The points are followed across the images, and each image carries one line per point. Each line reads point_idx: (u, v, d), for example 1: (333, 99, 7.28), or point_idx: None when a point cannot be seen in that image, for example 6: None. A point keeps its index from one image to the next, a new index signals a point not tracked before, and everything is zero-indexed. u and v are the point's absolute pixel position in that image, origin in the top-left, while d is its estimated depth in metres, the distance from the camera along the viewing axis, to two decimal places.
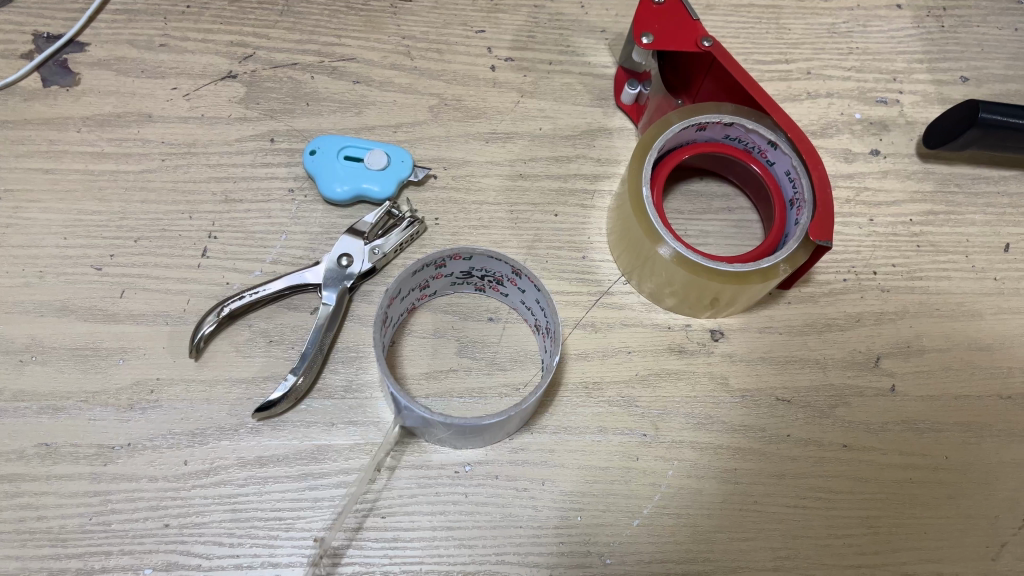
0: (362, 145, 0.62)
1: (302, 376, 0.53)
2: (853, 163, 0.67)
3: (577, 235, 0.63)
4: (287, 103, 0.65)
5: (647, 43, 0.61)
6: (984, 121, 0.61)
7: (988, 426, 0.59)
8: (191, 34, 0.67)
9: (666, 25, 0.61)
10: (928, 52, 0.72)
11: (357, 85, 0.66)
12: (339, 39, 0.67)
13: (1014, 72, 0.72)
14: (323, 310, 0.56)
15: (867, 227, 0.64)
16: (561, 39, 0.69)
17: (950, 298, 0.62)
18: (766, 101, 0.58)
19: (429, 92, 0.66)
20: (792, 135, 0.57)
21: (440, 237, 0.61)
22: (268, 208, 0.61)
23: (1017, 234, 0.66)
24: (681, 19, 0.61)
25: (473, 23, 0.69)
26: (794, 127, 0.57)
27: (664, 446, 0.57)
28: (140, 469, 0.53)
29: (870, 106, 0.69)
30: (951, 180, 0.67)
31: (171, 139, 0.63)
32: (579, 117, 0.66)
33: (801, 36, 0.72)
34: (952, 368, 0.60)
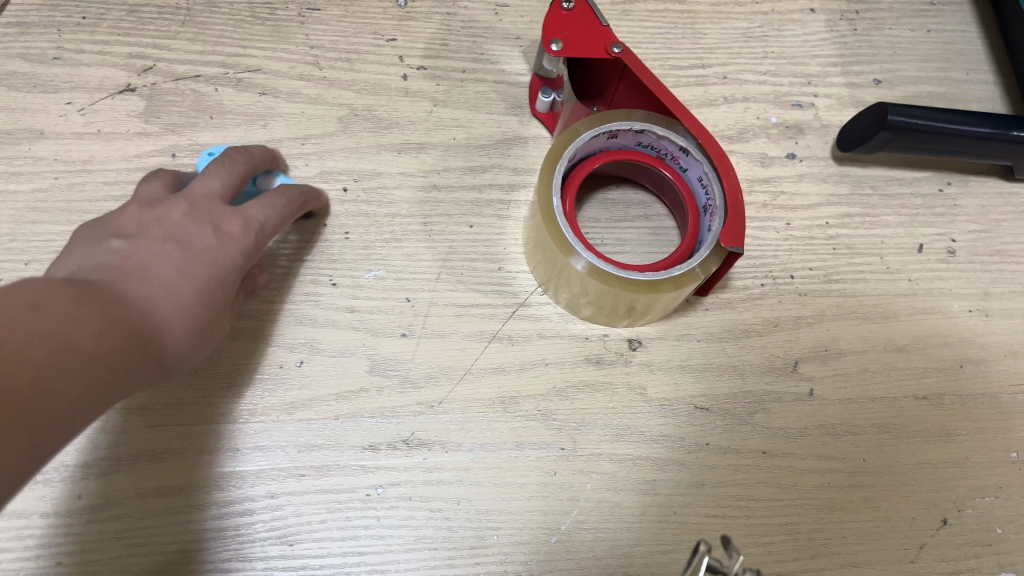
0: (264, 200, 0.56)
1: None
2: (770, 167, 0.67)
3: (492, 247, 0.61)
4: (189, 115, 0.62)
5: (556, 51, 0.59)
6: (893, 124, 0.61)
7: (904, 427, 0.59)
8: (86, 46, 0.64)
9: (575, 32, 0.60)
10: (841, 55, 0.72)
11: (263, 97, 0.64)
12: (245, 50, 0.65)
13: (924, 74, 0.72)
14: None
15: (784, 231, 0.64)
16: (474, 47, 0.68)
17: (865, 300, 0.63)
18: (677, 107, 0.57)
19: (338, 103, 0.64)
20: (702, 141, 0.57)
21: (351, 251, 0.59)
22: None
23: (932, 234, 0.66)
24: (589, 25, 0.60)
25: (385, 31, 0.67)
26: (704, 133, 0.57)
27: (582, 459, 0.56)
28: (31, 505, 0.51)
29: (786, 109, 0.69)
30: (866, 182, 0.67)
31: (65, 156, 0.60)
32: (494, 125, 0.65)
33: (717, 41, 0.71)
34: (869, 370, 0.60)
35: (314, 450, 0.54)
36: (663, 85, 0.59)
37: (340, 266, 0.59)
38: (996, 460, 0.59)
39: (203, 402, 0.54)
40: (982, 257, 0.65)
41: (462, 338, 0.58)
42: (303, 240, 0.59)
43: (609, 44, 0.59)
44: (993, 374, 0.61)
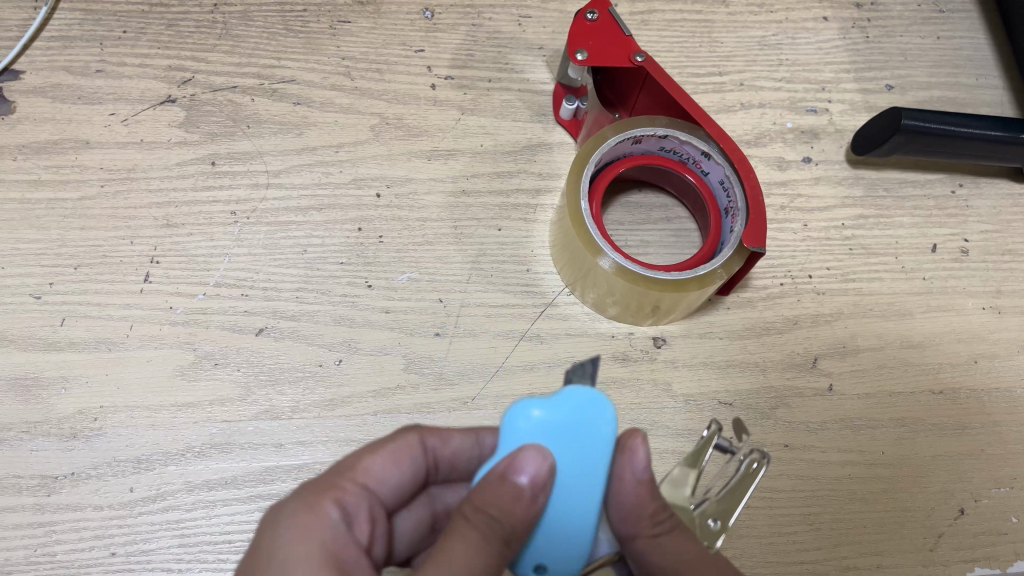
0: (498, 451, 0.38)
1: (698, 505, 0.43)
2: (787, 171, 0.69)
3: (520, 249, 0.63)
4: (228, 125, 0.65)
5: (581, 60, 0.62)
6: (908, 127, 0.63)
7: (922, 420, 0.61)
8: (127, 59, 0.66)
9: (599, 42, 0.62)
10: (854, 62, 0.75)
11: (298, 106, 0.66)
12: (279, 62, 0.67)
13: (935, 80, 0.75)
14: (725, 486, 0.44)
15: (801, 232, 0.66)
16: (500, 56, 0.70)
17: (882, 299, 0.65)
18: (699, 113, 0.60)
19: (370, 112, 0.67)
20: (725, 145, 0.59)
21: (385, 254, 0.62)
22: (210, 231, 0.61)
23: (945, 234, 0.68)
24: (612, 35, 0.62)
25: (413, 43, 0.70)
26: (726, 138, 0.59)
27: None
28: (85, 498, 0.53)
29: (801, 115, 0.71)
30: (880, 184, 0.69)
31: (110, 165, 0.62)
32: (519, 132, 0.68)
33: (734, 49, 0.74)
34: (887, 366, 0.63)
35: (354, 445, 0.56)
36: (684, 91, 0.61)
37: (375, 269, 0.61)
38: (1012, 452, 0.61)
39: (248, 399, 0.56)
40: (994, 257, 0.67)
41: (494, 337, 0.60)
42: (339, 243, 0.62)
43: (632, 53, 0.61)
44: (1007, 369, 0.63)
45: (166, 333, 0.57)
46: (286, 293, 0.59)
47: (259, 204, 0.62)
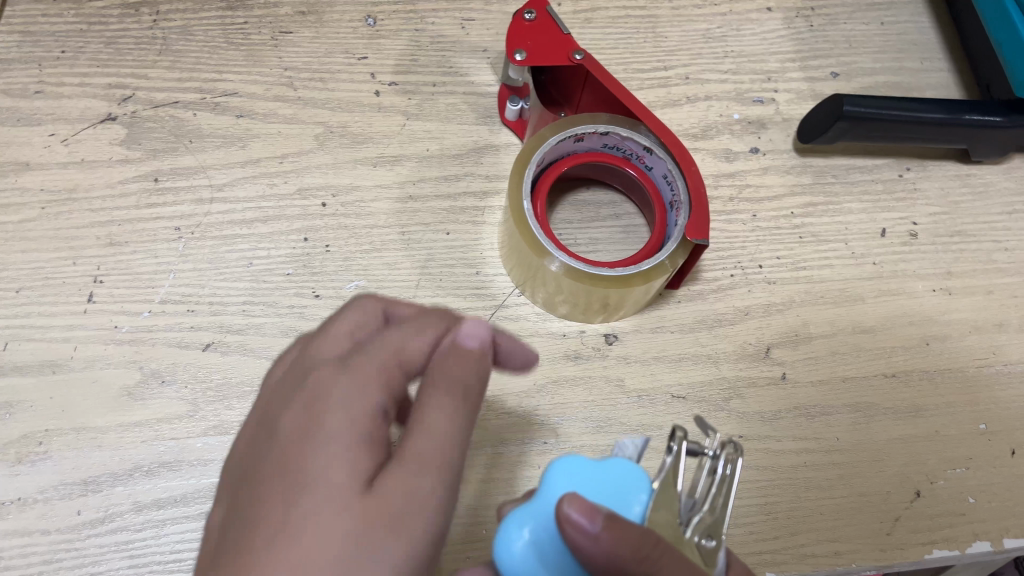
0: (521, 506, 0.38)
1: (690, 523, 0.40)
2: (735, 162, 0.69)
3: (469, 252, 0.63)
4: (170, 141, 0.64)
5: (519, 60, 0.61)
6: (850, 114, 0.64)
7: (876, 405, 0.61)
8: (66, 79, 0.65)
9: (538, 42, 0.62)
10: (799, 51, 0.75)
11: (240, 119, 0.66)
12: (221, 75, 0.67)
13: (880, 65, 0.75)
14: (716, 495, 0.41)
15: (751, 223, 0.66)
16: (443, 60, 0.70)
17: (833, 285, 0.65)
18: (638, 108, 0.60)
19: (314, 121, 0.66)
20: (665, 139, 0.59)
21: (332, 263, 0.61)
22: (154, 248, 0.60)
23: (894, 218, 0.68)
24: (550, 34, 0.62)
25: (356, 50, 0.69)
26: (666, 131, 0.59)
27: (565, 452, 0.58)
28: (32, 523, 0.52)
29: (747, 105, 0.72)
30: (828, 171, 0.69)
31: (51, 186, 0.62)
32: (465, 135, 0.67)
33: (679, 43, 0.74)
34: (840, 352, 0.63)
35: None
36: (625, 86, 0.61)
37: (322, 278, 0.61)
38: (966, 432, 0.61)
39: (196, 416, 0.56)
40: (943, 238, 0.67)
41: None
42: (285, 255, 0.61)
43: (571, 50, 0.61)
44: (959, 350, 0.64)
45: (111, 353, 0.57)
46: (232, 307, 0.59)
47: (204, 218, 0.62)
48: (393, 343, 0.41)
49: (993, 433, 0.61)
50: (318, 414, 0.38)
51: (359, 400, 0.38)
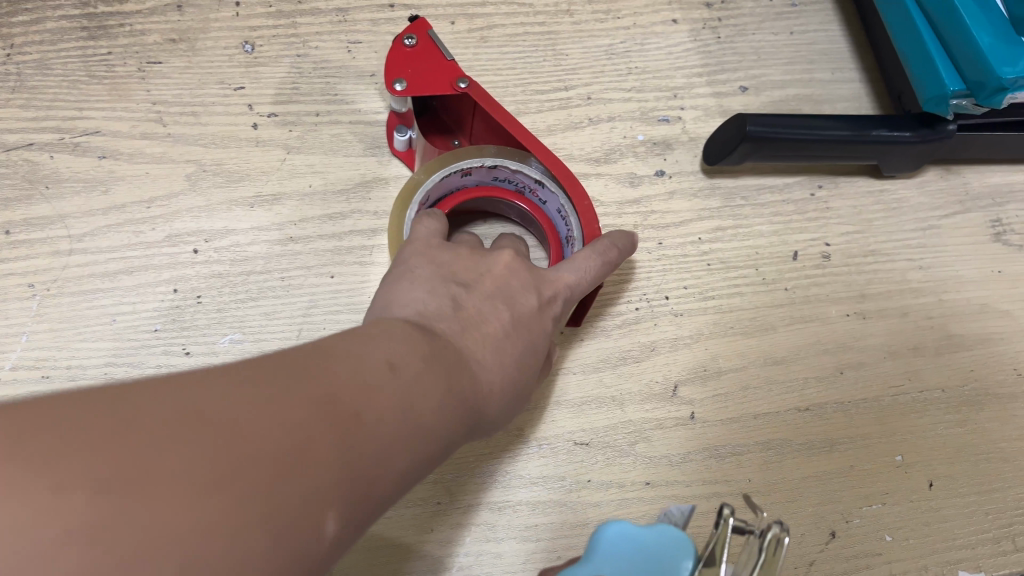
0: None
1: None
2: (639, 187, 0.65)
3: (356, 296, 0.59)
4: (23, 188, 0.59)
5: (399, 90, 0.57)
6: (753, 134, 0.61)
7: (789, 441, 0.58)
8: None
9: (419, 69, 0.58)
10: (706, 65, 0.72)
11: (103, 160, 0.61)
12: (82, 112, 0.62)
13: (790, 78, 0.72)
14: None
15: (656, 251, 0.63)
16: (328, 88, 0.66)
17: (742, 314, 0.62)
18: (526, 139, 0.56)
19: (185, 159, 0.61)
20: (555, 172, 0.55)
21: (205, 316, 0.57)
22: (5, 308, 0.55)
23: (806, 240, 0.65)
24: (431, 61, 0.58)
25: (231, 80, 0.65)
26: (556, 163, 0.55)
27: (460, 511, 0.54)
28: None
29: (652, 125, 0.68)
30: (737, 193, 0.66)
31: None
32: (351, 168, 0.63)
33: (580, 60, 0.70)
34: (751, 387, 0.60)
35: None
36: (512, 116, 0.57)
37: (192, 333, 0.56)
38: (882, 466, 0.58)
39: None
40: (856, 259, 0.65)
41: None
42: (152, 309, 0.57)
43: (455, 78, 0.57)
44: (874, 378, 0.61)
45: None
46: (92, 370, 0.54)
47: (61, 272, 0.57)
48: (576, 266, 0.50)
49: (909, 466, 0.59)
50: (481, 307, 0.43)
51: (514, 315, 0.44)
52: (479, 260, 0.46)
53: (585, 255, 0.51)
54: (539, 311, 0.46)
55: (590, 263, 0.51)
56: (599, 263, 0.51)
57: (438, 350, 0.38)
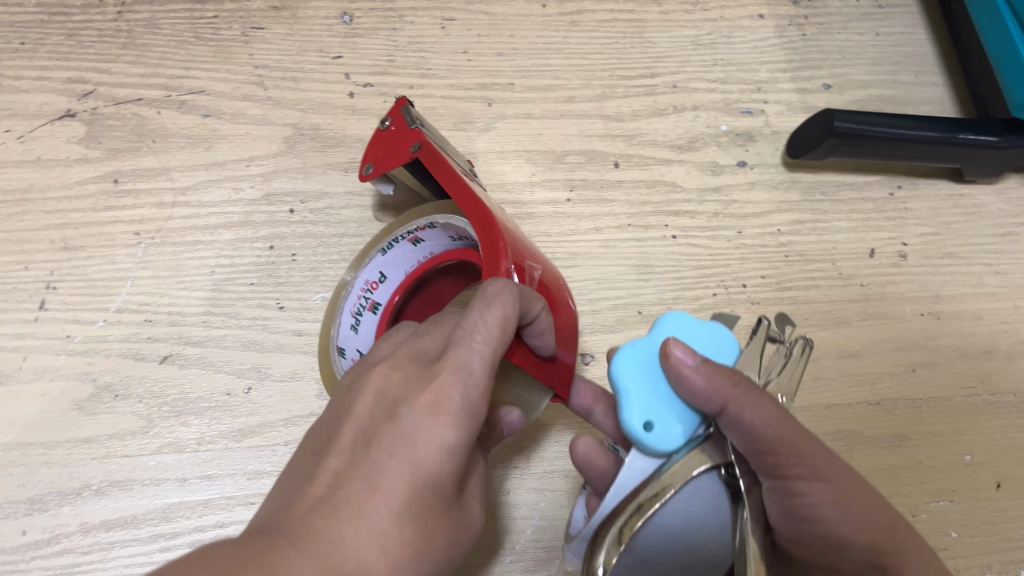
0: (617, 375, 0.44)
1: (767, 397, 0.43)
2: (720, 176, 0.66)
3: None
4: (131, 140, 0.61)
5: (367, 174, 0.53)
6: (841, 130, 0.61)
7: (859, 433, 0.59)
8: (24, 72, 0.62)
9: (386, 148, 0.52)
10: (791, 60, 0.72)
11: (207, 118, 0.63)
12: (187, 71, 0.64)
13: (874, 77, 0.72)
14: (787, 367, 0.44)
15: (735, 240, 0.64)
16: (421, 61, 0.67)
17: (818, 307, 0.63)
18: (463, 198, 0.45)
19: (284, 122, 0.63)
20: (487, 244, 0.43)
21: (299, 274, 0.59)
22: (112, 254, 0.58)
23: (883, 238, 0.66)
24: (396, 137, 0.52)
25: (330, 49, 0.67)
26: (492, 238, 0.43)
27: (537, 477, 0.56)
28: None
29: (736, 117, 0.69)
30: (817, 188, 0.67)
31: (5, 185, 0.59)
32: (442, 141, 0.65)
33: (667, 49, 0.71)
34: (823, 377, 0.60)
35: (263, 478, 0.53)
36: (454, 172, 0.47)
37: (287, 289, 0.58)
38: (950, 464, 0.59)
39: (149, 432, 0.53)
40: (933, 260, 0.65)
41: None
42: (250, 263, 0.59)
43: (410, 146, 0.50)
44: (946, 378, 0.62)
45: (62, 365, 0.54)
46: (191, 318, 0.57)
47: (165, 223, 0.59)
48: (470, 337, 0.36)
49: (978, 465, 0.59)
50: (346, 464, 0.34)
51: (348, 458, 0.34)
52: (342, 404, 0.37)
53: (478, 312, 0.37)
54: (390, 431, 0.35)
55: (490, 316, 0.36)
56: (495, 318, 0.36)
57: (274, 551, 0.29)
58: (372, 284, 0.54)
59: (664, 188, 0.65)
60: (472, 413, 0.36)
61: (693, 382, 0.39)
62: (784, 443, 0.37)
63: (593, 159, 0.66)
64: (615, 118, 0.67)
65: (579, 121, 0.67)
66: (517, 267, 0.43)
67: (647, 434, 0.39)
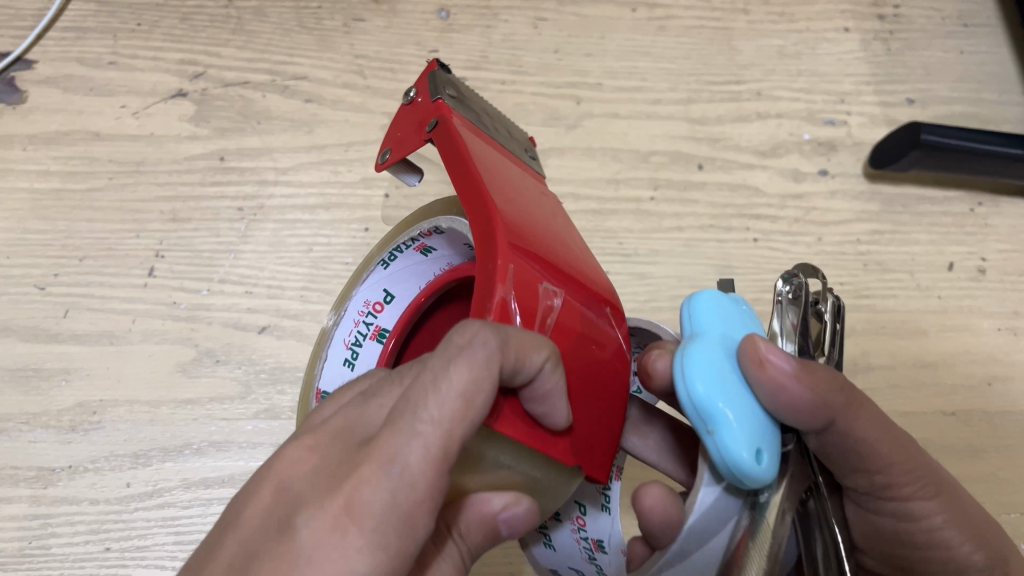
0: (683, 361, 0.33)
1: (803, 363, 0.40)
2: (802, 183, 0.68)
3: None
4: (237, 121, 0.64)
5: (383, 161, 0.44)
6: (926, 143, 0.62)
7: (933, 442, 0.60)
8: (140, 52, 0.66)
9: (403, 130, 0.43)
10: (874, 74, 0.73)
11: (309, 103, 0.65)
12: (291, 58, 0.67)
13: (958, 94, 0.73)
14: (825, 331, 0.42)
15: (815, 246, 0.65)
16: (514, 59, 0.69)
17: (895, 316, 0.64)
18: (465, 186, 0.35)
19: (381, 110, 0.66)
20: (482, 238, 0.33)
21: None
22: (216, 226, 0.61)
23: (963, 252, 0.66)
24: (418, 111, 0.42)
25: (427, 42, 0.69)
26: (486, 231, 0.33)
27: None
28: (81, 492, 0.53)
29: (818, 127, 0.70)
30: (897, 200, 0.68)
31: (119, 158, 0.62)
32: (531, 137, 0.67)
33: (753, 57, 0.72)
34: (898, 386, 0.61)
35: None
36: (466, 152, 0.36)
37: None
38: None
39: (247, 398, 0.56)
40: (1012, 277, 0.66)
41: None
42: (345, 244, 0.61)
43: (427, 125, 0.40)
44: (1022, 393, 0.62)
45: (168, 329, 0.57)
46: (289, 292, 0.59)
47: (267, 201, 0.62)
48: (423, 406, 0.27)
49: None
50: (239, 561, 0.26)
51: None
52: (253, 497, 0.28)
53: (438, 368, 0.27)
54: (281, 551, 0.26)
55: (450, 378, 0.26)
56: (460, 386, 0.26)
57: None
58: (376, 306, 0.47)
59: (746, 192, 0.67)
60: (405, 527, 0.26)
61: (792, 395, 0.33)
62: (890, 467, 0.38)
63: (677, 160, 0.67)
64: (699, 122, 0.69)
65: (665, 124, 0.69)
66: (527, 285, 0.32)
67: (760, 463, 0.30)
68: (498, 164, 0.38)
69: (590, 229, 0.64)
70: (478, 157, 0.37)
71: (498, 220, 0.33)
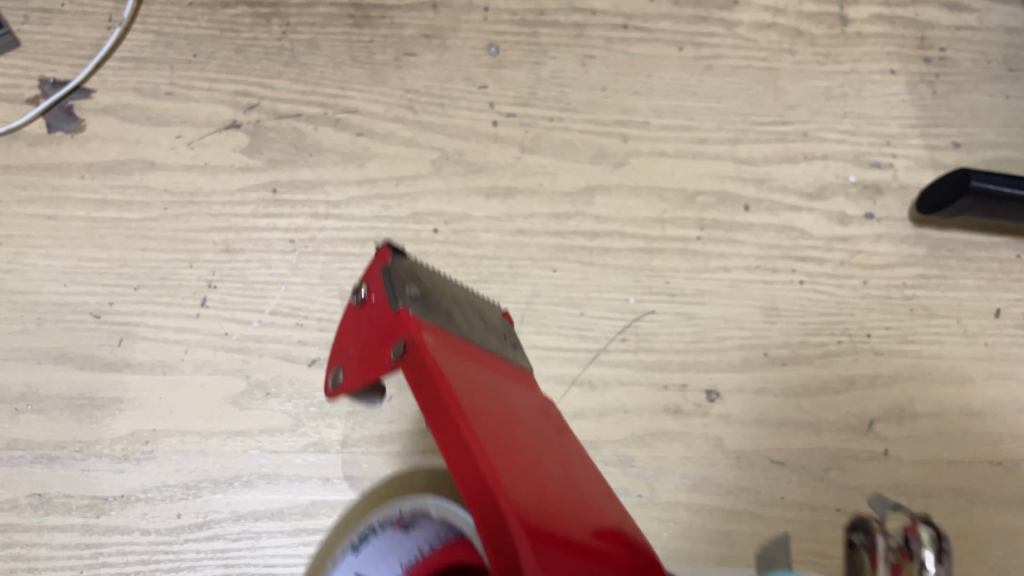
0: None
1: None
2: (848, 226, 0.68)
3: (575, 291, 0.63)
4: (290, 153, 0.65)
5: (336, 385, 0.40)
6: (977, 190, 0.62)
7: (980, 491, 0.60)
8: (196, 83, 0.66)
9: (359, 347, 0.39)
10: (920, 117, 0.73)
11: (360, 137, 0.66)
12: (343, 91, 0.68)
13: (1003, 139, 0.73)
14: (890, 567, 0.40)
15: (860, 289, 0.65)
16: (562, 96, 0.70)
17: (942, 362, 0.63)
18: (460, 464, 0.33)
19: (431, 146, 0.67)
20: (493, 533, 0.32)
21: None
22: (268, 258, 0.61)
23: (1009, 299, 0.66)
24: (380, 316, 0.38)
25: (476, 78, 0.70)
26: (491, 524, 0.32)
27: (660, 506, 0.57)
28: (133, 522, 0.54)
29: (865, 169, 0.70)
30: (945, 244, 0.68)
31: (174, 188, 0.63)
32: (579, 174, 0.67)
33: (799, 98, 0.73)
34: (945, 433, 0.61)
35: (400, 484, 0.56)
36: (459, 419, 0.34)
37: None
38: None
39: (297, 431, 0.56)
40: None
41: (544, 382, 0.59)
42: None
43: (392, 343, 0.36)
44: None
45: (219, 360, 0.58)
46: None
47: (318, 233, 0.62)
48: None
49: None
50: None
51: None
52: None
53: None
54: None
55: None
56: None
57: None
58: None
59: (792, 233, 0.67)
60: None
61: None
62: None
63: (723, 200, 0.67)
64: (746, 162, 0.69)
65: (711, 163, 0.69)
66: (542, 552, 0.32)
67: None
68: (475, 399, 0.36)
69: (637, 268, 0.64)
70: (485, 424, 0.35)
71: (513, 520, 0.32)
